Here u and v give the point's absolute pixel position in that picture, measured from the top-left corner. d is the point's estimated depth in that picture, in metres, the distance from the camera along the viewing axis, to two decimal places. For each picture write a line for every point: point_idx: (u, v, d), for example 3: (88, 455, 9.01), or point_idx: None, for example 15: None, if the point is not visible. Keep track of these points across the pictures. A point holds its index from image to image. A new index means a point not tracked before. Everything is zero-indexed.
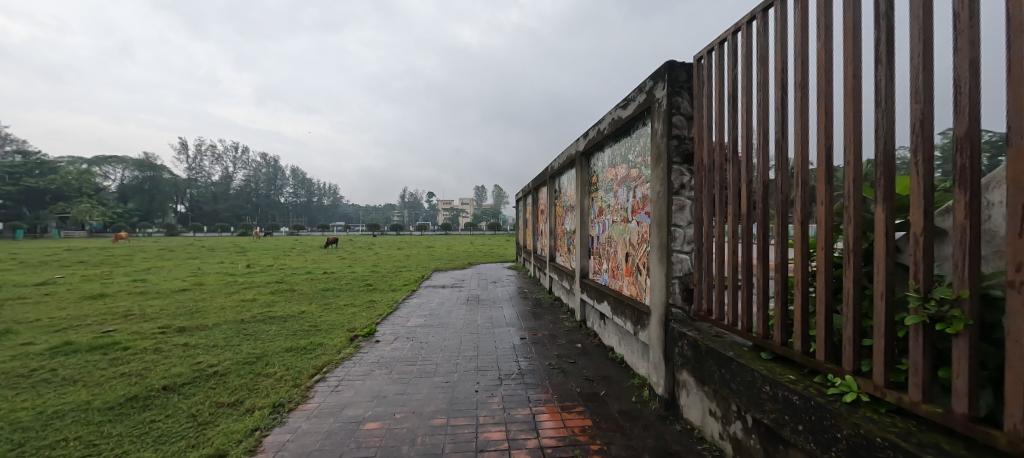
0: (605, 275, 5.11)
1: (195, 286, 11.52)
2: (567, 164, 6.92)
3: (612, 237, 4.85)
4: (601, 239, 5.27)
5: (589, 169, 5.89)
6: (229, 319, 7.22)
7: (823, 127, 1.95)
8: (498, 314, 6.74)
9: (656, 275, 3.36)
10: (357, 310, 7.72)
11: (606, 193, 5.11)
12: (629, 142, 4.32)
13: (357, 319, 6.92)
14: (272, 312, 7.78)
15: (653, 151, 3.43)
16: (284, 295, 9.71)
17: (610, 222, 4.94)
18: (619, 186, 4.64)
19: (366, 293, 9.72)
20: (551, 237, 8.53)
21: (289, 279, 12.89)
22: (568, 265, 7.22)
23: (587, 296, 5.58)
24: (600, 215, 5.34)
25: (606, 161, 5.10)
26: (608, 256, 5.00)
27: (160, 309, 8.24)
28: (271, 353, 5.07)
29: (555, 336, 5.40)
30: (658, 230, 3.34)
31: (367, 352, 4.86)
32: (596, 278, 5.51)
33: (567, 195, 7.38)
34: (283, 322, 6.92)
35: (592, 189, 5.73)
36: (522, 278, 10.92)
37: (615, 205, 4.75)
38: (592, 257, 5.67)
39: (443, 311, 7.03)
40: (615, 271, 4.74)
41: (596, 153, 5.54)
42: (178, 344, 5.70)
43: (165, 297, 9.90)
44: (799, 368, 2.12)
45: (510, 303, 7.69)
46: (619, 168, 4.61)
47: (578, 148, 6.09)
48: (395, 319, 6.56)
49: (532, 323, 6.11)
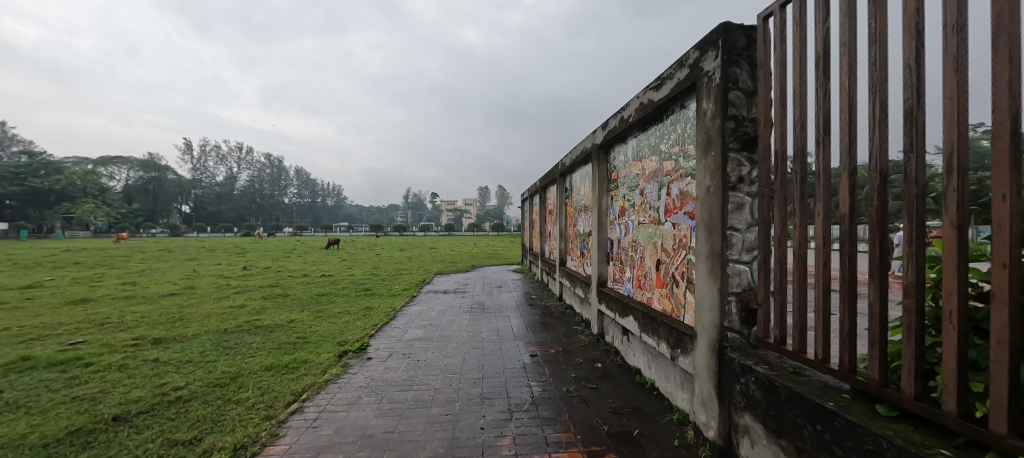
0: (628, 284, 4.49)
1: (184, 290, 10.91)
2: (581, 160, 6.28)
3: (637, 241, 4.23)
4: (623, 243, 4.66)
5: (607, 165, 5.26)
6: (211, 329, 6.62)
7: (1005, 84, 1.30)
8: (504, 325, 6.11)
9: (703, 289, 2.73)
10: (351, 320, 7.10)
11: (629, 190, 4.48)
12: (660, 130, 3.70)
13: (350, 330, 6.30)
14: (259, 320, 7.17)
15: (700, 137, 2.79)
16: (275, 301, 9.09)
17: (635, 224, 4.32)
18: (645, 182, 4.02)
19: (362, 299, 9.09)
20: (561, 240, 7.90)
21: (283, 282, 12.28)
22: (581, 271, 6.59)
23: (606, 307, 4.95)
24: (621, 216, 4.72)
25: (629, 154, 4.48)
26: (632, 262, 4.38)
27: (140, 317, 7.64)
28: (247, 373, 4.44)
29: (570, 352, 4.77)
30: (707, 234, 2.70)
31: (356, 373, 4.23)
32: (616, 288, 4.87)
33: (580, 194, 6.75)
34: (269, 333, 6.30)
35: (611, 186, 5.10)
36: (529, 283, 10.26)
37: (641, 205, 4.13)
38: (611, 262, 5.04)
39: (444, 321, 6.40)
40: (641, 280, 4.13)
41: (616, 146, 4.91)
42: (147, 360, 5.08)
43: (150, 302, 9.30)
44: (947, 435, 1.50)
45: (518, 311, 7.05)
46: (646, 162, 4.00)
47: (595, 141, 5.46)
48: (391, 330, 5.94)
49: (543, 337, 5.48)
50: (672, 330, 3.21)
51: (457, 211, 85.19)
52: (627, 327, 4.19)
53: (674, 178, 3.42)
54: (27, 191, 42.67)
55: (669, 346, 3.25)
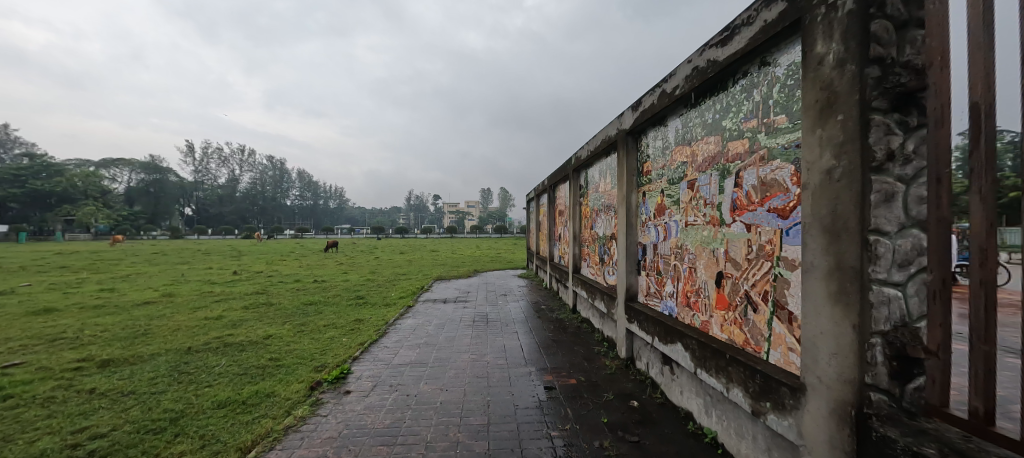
0: (669, 301, 3.60)
1: (161, 299, 10.00)
2: (603, 150, 5.36)
3: (685, 247, 3.34)
4: (662, 250, 3.76)
5: (637, 154, 4.36)
6: (173, 348, 5.73)
7: None
8: (513, 345, 5.19)
9: (821, 323, 1.84)
10: (336, 336, 6.20)
11: (671, 184, 3.58)
12: (721, 101, 2.82)
13: (332, 350, 5.40)
14: (232, 336, 6.26)
15: (811, 99, 1.91)
16: (255, 312, 8.16)
17: (680, 225, 3.42)
18: (698, 172, 3.13)
19: (353, 310, 8.17)
20: (575, 244, 6.99)
21: (271, 289, 11.34)
22: (601, 280, 5.67)
23: (638, 327, 4.04)
24: (659, 216, 3.81)
25: (671, 138, 3.58)
26: (675, 273, 3.49)
27: (98, 332, 6.74)
28: (193, 414, 3.54)
29: (595, 383, 3.88)
30: (829, 242, 1.80)
31: (326, 415, 3.32)
32: (651, 303, 3.99)
33: (599, 191, 5.82)
34: (239, 353, 5.41)
35: (643, 180, 4.20)
36: (537, 290, 9.34)
37: (690, 201, 3.25)
38: (644, 272, 4.13)
39: (442, 339, 5.48)
40: (691, 296, 3.24)
41: (651, 130, 4.01)
42: (81, 391, 4.20)
43: (118, 313, 8.39)
44: None
45: (527, 326, 6.13)
46: (699, 145, 3.11)
47: (621, 126, 4.56)
48: (380, 351, 5.03)
49: (559, 361, 4.58)
50: (750, 370, 2.32)
51: (459, 214, 84.46)
52: (672, 356, 3.29)
53: (748, 164, 2.52)
54: (24, 193, 42.01)
55: (746, 394, 2.36)
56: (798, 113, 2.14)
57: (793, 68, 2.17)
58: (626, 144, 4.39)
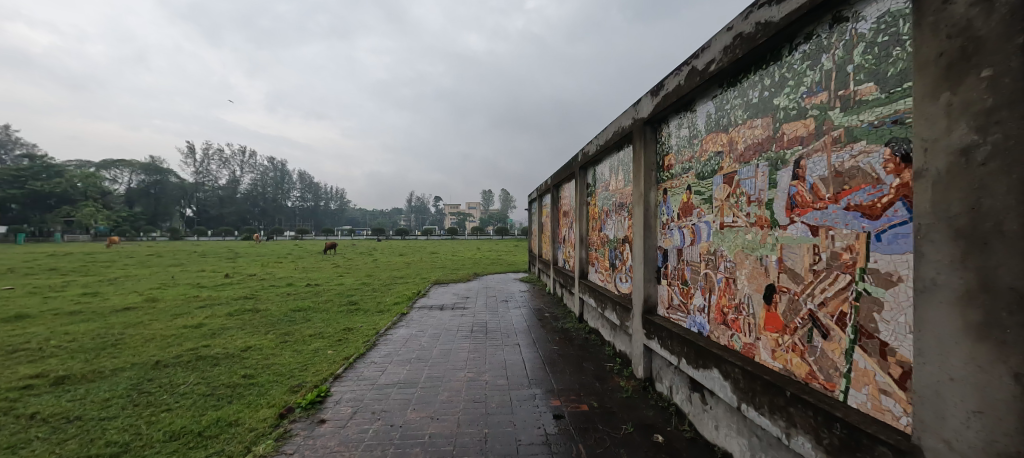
0: (699, 317, 3.06)
1: (144, 304, 9.46)
2: (616, 144, 4.80)
3: (720, 253, 2.80)
4: (689, 256, 3.22)
5: (657, 146, 3.81)
6: (141, 361, 5.20)
7: None
8: (515, 361, 4.63)
9: (952, 366, 1.31)
10: (321, 347, 5.66)
11: (701, 179, 3.05)
12: (773, 74, 2.29)
13: (314, 365, 4.87)
14: (207, 348, 5.71)
15: (931, 55, 1.39)
16: (239, 320, 7.60)
17: (713, 228, 2.88)
18: (739, 163, 2.59)
19: (344, 317, 7.61)
20: (582, 248, 6.44)
21: (261, 294, 10.78)
22: (612, 288, 5.14)
23: (659, 344, 3.50)
24: (686, 217, 3.27)
25: (702, 124, 3.04)
26: (707, 283, 2.96)
27: (65, 341, 6.22)
28: (137, 449, 3.01)
29: (610, 410, 3.35)
30: (968, 252, 1.27)
31: (291, 454, 2.78)
32: (674, 317, 3.46)
33: (610, 189, 5.28)
34: (210, 369, 4.85)
35: (665, 176, 3.66)
36: (541, 296, 8.79)
37: (726, 199, 2.72)
38: (666, 282, 3.59)
39: (436, 354, 4.93)
40: (728, 312, 2.70)
41: (675, 118, 3.46)
42: (21, 416, 3.67)
43: (93, 320, 7.84)
44: None
45: (531, 338, 5.57)
46: (742, 130, 2.57)
47: (638, 114, 4.00)
48: (365, 368, 4.48)
49: (567, 380, 4.05)
50: (825, 417, 1.79)
51: (460, 215, 83.97)
52: (705, 384, 2.74)
53: (814, 150, 1.99)
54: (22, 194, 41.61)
55: (817, 447, 1.83)
56: (895, 79, 1.62)
57: (888, 19, 1.66)
58: (643, 135, 3.84)
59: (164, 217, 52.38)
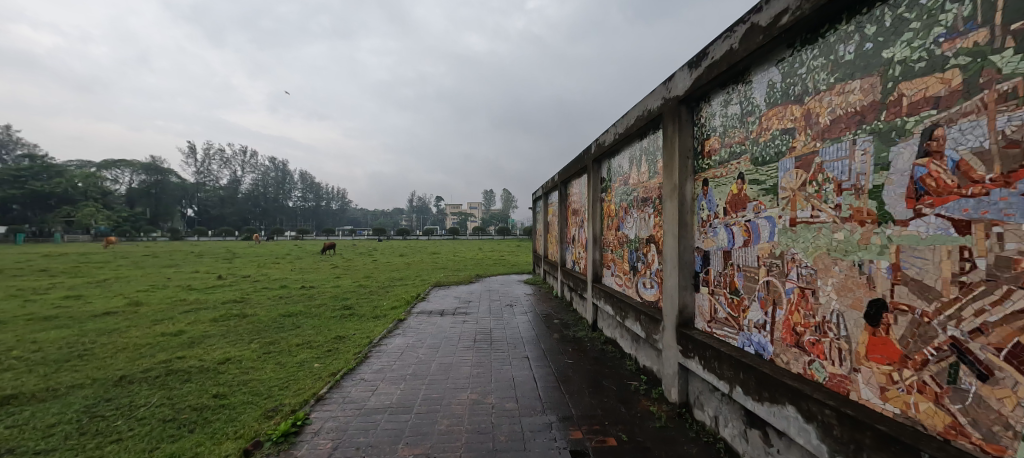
0: (757, 335, 2.49)
1: (125, 308, 8.88)
2: (640, 130, 4.20)
3: (789, 257, 2.22)
4: (740, 261, 2.64)
5: (694, 129, 3.21)
6: (104, 376, 4.63)
7: None
8: (525, 379, 4.05)
9: None
10: (307, 359, 5.09)
11: (758, 164, 2.47)
12: (883, 17, 1.72)
13: (297, 382, 4.29)
14: (181, 360, 5.13)
15: None
16: (223, 326, 7.01)
17: (779, 225, 2.30)
18: (822, 140, 2.01)
19: (336, 324, 7.03)
20: (596, 249, 5.85)
21: (252, 297, 10.18)
22: (633, 294, 4.55)
23: (699, 365, 2.92)
24: (735, 212, 2.70)
25: (761, 98, 2.46)
26: (769, 294, 2.38)
27: (27, 352, 5.65)
28: None
29: (643, 445, 2.78)
30: None
31: None
32: (717, 333, 2.89)
33: (630, 183, 4.69)
34: (179, 386, 4.28)
35: (704, 164, 3.07)
36: (548, 300, 8.21)
37: (800, 189, 2.14)
38: (707, 290, 3.02)
39: (435, 369, 4.34)
40: (803, 333, 2.12)
41: (720, 94, 2.87)
42: None
43: (66, 326, 7.26)
44: None
45: (540, 350, 4.99)
46: (825, 99, 1.99)
47: (669, 93, 3.40)
48: (354, 387, 3.90)
49: (586, 404, 3.47)
50: None
51: (462, 215, 83.45)
52: (773, 423, 2.16)
53: (964, 113, 1.44)
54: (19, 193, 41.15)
55: None
56: None
57: None
58: (677, 116, 3.25)
59: (164, 217, 51.95)
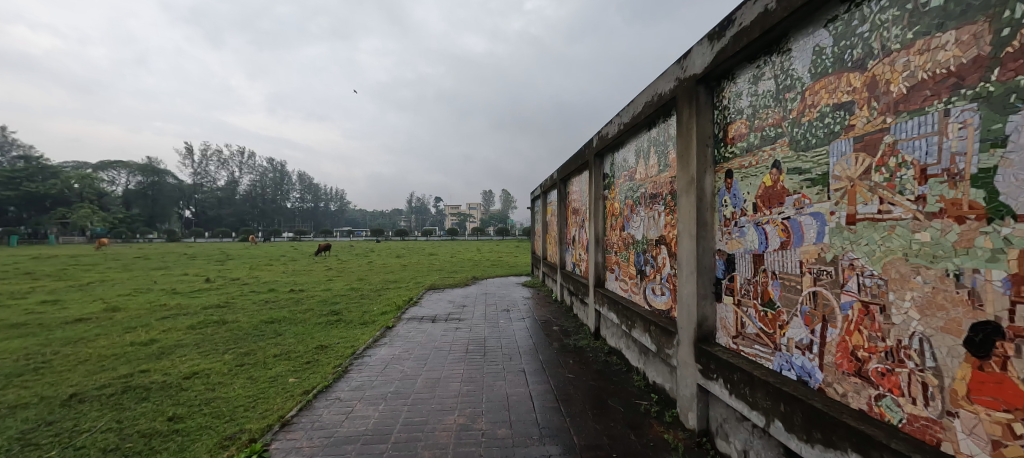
0: (799, 357, 2.05)
1: (100, 314, 8.39)
2: (648, 118, 3.74)
3: (845, 263, 1.79)
4: (775, 267, 2.20)
5: (714, 113, 2.76)
6: (53, 393, 4.18)
7: None
8: (520, 398, 3.58)
9: None
10: (282, 373, 4.63)
11: (800, 149, 2.03)
12: None
13: (265, 401, 3.83)
14: (143, 375, 4.66)
15: None
16: (200, 334, 6.54)
17: (830, 223, 1.86)
18: (896, 114, 1.58)
19: (320, 332, 6.56)
20: (598, 250, 5.41)
21: (237, 302, 9.71)
22: (641, 301, 4.10)
23: (724, 389, 2.48)
24: (769, 208, 2.26)
25: (805, 68, 2.02)
26: (816, 309, 1.94)
27: None
28: None
29: None
30: None
31: None
32: (744, 351, 2.45)
33: (637, 178, 4.24)
34: (132, 407, 3.81)
35: (728, 152, 2.62)
36: (547, 305, 7.75)
37: (862, 178, 1.70)
38: (731, 300, 2.58)
39: (420, 386, 3.89)
40: (868, 359, 1.70)
41: (749, 69, 2.42)
42: None
43: (32, 334, 6.79)
44: None
45: (538, 362, 4.53)
46: (901, 61, 1.56)
47: (684, 72, 2.94)
48: (325, 409, 3.44)
49: (590, 430, 3.02)
50: None
51: (461, 215, 82.99)
52: None
53: None
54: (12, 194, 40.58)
55: None
56: None
57: None
58: (694, 98, 2.79)
59: (159, 218, 51.43)
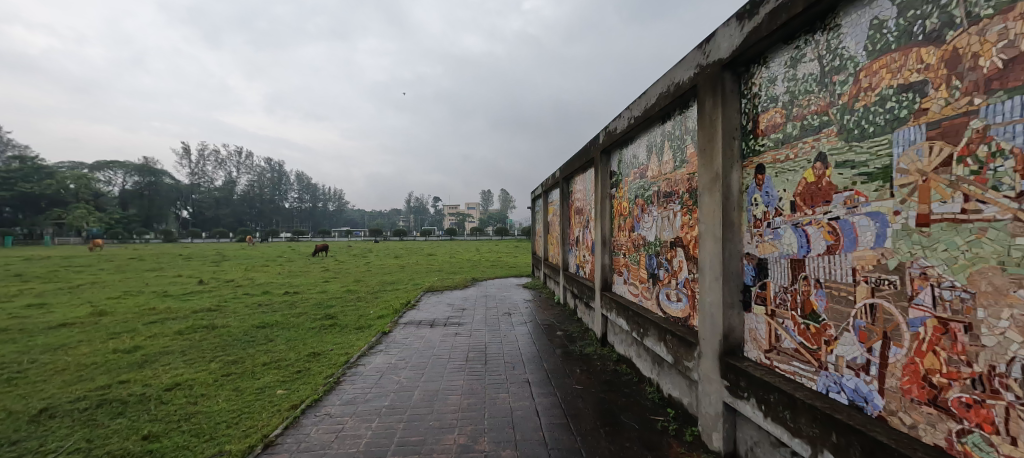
0: (852, 379, 1.78)
1: (85, 318, 8.09)
2: (663, 110, 3.46)
3: (916, 271, 1.52)
4: (820, 274, 1.92)
5: (741, 101, 2.47)
6: (22, 407, 3.89)
7: None
8: (525, 413, 3.31)
9: None
10: (270, 384, 4.34)
11: (852, 140, 1.76)
12: None
13: (249, 416, 3.55)
14: (122, 386, 4.38)
15: None
16: (187, 341, 6.24)
17: (893, 225, 1.59)
18: (988, 93, 1.32)
19: (313, 338, 6.27)
20: (605, 252, 5.13)
21: (229, 305, 9.41)
22: (654, 308, 3.82)
23: (756, 410, 2.20)
24: (811, 207, 1.98)
25: (860, 45, 1.74)
26: (875, 324, 1.67)
27: None
28: None
29: None
30: None
31: None
32: (779, 368, 2.18)
33: (649, 176, 3.96)
34: (105, 424, 3.53)
35: (759, 145, 2.33)
36: (549, 308, 7.48)
37: (939, 171, 1.44)
38: (763, 310, 2.31)
39: (417, 399, 3.62)
40: (946, 387, 1.44)
41: (786, 50, 2.15)
42: None
43: (12, 341, 6.49)
44: None
45: (543, 371, 4.26)
46: (996, 29, 1.30)
47: (706, 58, 2.65)
48: (314, 426, 3.16)
49: (603, 451, 2.74)
50: None
51: (460, 215, 82.71)
52: None
53: None
54: None
55: None
56: None
57: None
58: (719, 85, 2.50)
59: (155, 219, 51.02)
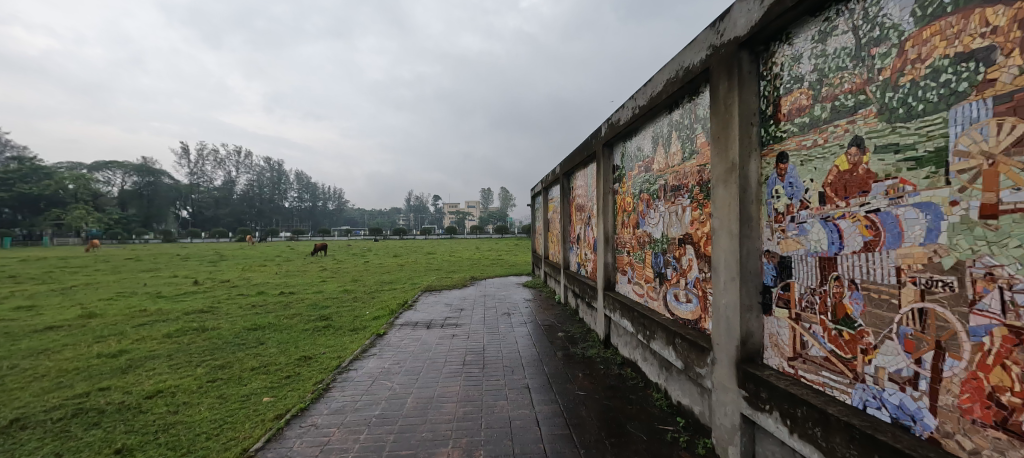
0: (894, 393, 1.57)
1: (74, 321, 7.86)
2: (670, 98, 3.24)
3: (979, 271, 1.31)
4: (855, 274, 1.70)
5: (760, 84, 2.24)
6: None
7: None
8: (525, 423, 3.09)
9: None
10: (255, 391, 4.11)
11: (896, 120, 1.54)
12: None
13: (230, 427, 3.32)
14: (101, 394, 4.16)
15: None
16: (175, 344, 6.02)
17: (950, 218, 1.38)
18: None
19: (305, 341, 6.04)
20: (606, 250, 4.92)
21: (223, 306, 9.17)
22: (660, 308, 3.61)
23: (780, 425, 1.98)
24: (844, 198, 1.76)
25: (906, 11, 1.52)
26: (925, 332, 1.45)
27: None
28: None
29: None
30: None
31: None
32: (807, 378, 1.95)
33: (654, 169, 3.75)
34: (78, 436, 3.31)
35: (780, 131, 2.10)
36: (550, 308, 7.27)
37: (1012, 152, 1.23)
38: (787, 314, 2.06)
39: (410, 407, 3.40)
40: (1020, 408, 1.25)
41: (814, 23, 1.92)
42: None
43: None
44: None
45: (543, 376, 4.04)
46: None
47: (720, 37, 2.41)
48: (298, 439, 2.95)
49: None
50: None
51: (460, 213, 82.42)
52: None
53: None
54: None
55: None
56: None
57: None
58: (734, 65, 2.26)
59: (154, 219, 50.80)
